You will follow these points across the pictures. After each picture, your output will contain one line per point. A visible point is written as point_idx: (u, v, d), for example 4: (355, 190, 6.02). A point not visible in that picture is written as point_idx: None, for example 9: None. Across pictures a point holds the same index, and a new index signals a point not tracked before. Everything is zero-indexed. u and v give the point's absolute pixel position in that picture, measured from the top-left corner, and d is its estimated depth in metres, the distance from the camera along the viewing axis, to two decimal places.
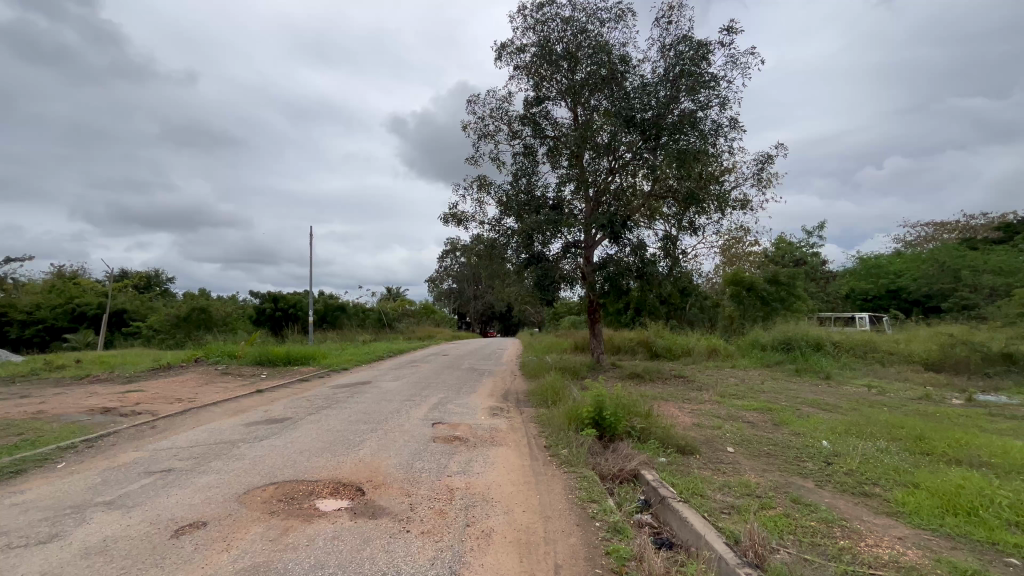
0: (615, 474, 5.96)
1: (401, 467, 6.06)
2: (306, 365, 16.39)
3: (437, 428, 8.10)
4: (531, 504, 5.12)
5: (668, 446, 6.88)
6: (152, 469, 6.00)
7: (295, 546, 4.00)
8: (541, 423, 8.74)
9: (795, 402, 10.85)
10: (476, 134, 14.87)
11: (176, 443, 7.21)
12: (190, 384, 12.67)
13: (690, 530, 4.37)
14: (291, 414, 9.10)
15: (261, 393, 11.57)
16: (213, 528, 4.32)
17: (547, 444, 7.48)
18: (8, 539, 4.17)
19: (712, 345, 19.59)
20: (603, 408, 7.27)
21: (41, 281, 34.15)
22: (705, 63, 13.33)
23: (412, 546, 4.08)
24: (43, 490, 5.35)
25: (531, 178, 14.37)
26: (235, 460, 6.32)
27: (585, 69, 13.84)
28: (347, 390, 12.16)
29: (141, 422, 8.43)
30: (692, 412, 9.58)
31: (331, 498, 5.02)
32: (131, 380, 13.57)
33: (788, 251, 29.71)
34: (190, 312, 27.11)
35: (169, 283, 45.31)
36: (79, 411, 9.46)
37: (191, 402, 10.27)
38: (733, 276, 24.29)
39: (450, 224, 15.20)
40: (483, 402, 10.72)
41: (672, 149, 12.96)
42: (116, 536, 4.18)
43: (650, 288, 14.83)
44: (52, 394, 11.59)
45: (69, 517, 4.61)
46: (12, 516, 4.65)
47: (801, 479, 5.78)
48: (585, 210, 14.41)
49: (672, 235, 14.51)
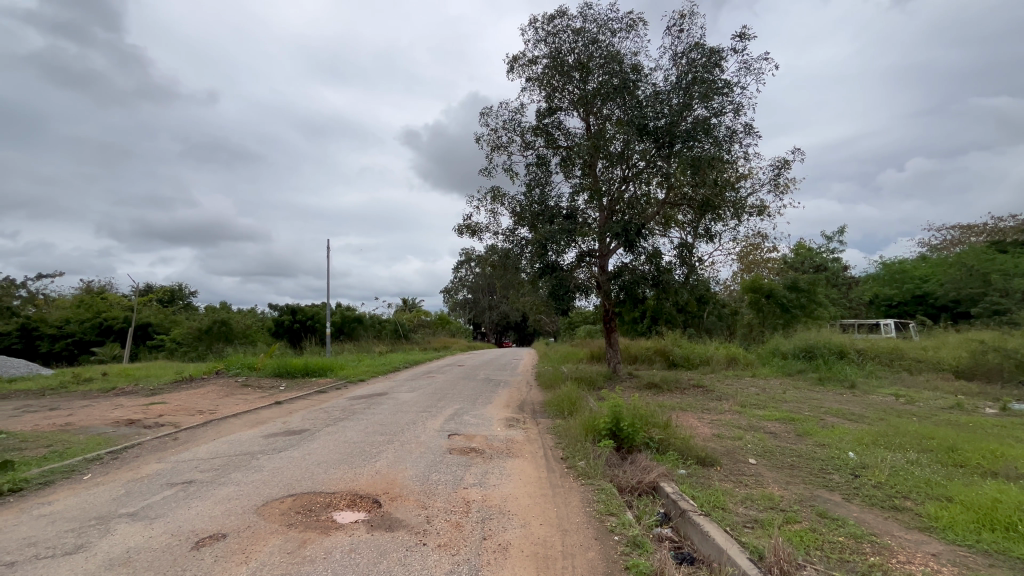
0: (634, 486, 5.87)
1: (417, 479, 6.05)
2: (324, 376, 16.53)
3: (453, 440, 8.08)
4: (548, 517, 5.06)
5: (688, 457, 6.76)
6: (174, 481, 6.09)
7: (313, 559, 4.01)
8: (557, 434, 8.65)
9: (818, 412, 10.51)
10: (489, 146, 14.99)
11: (197, 454, 7.32)
12: (212, 396, 12.87)
13: (712, 545, 4.26)
14: (309, 426, 9.19)
15: (279, 405, 11.72)
16: (232, 540, 4.36)
17: (563, 456, 7.36)
18: (35, 549, 4.27)
19: (731, 354, 19.27)
20: (620, 419, 7.18)
21: (70, 296, 35.16)
22: (718, 69, 13.29)
23: (428, 559, 4.06)
24: (69, 501, 5.47)
25: (544, 188, 14.46)
26: (253, 471, 6.40)
27: (596, 79, 13.85)
28: (364, 401, 12.19)
29: (163, 433, 8.59)
30: (712, 423, 9.37)
31: (348, 510, 5.04)
32: (155, 392, 13.83)
33: (807, 256, 29.38)
34: (211, 324, 27.54)
35: (191, 297, 46.22)
36: (106, 423, 9.66)
37: (211, 415, 10.40)
38: (751, 282, 23.88)
39: (464, 235, 15.32)
40: (499, 413, 10.64)
41: (687, 157, 12.93)
42: (139, 548, 4.24)
43: (666, 296, 14.71)
44: (79, 407, 11.87)
45: (94, 527, 4.71)
46: (41, 526, 4.76)
47: (827, 492, 5.60)
48: (599, 219, 14.36)
49: (688, 243, 14.45)
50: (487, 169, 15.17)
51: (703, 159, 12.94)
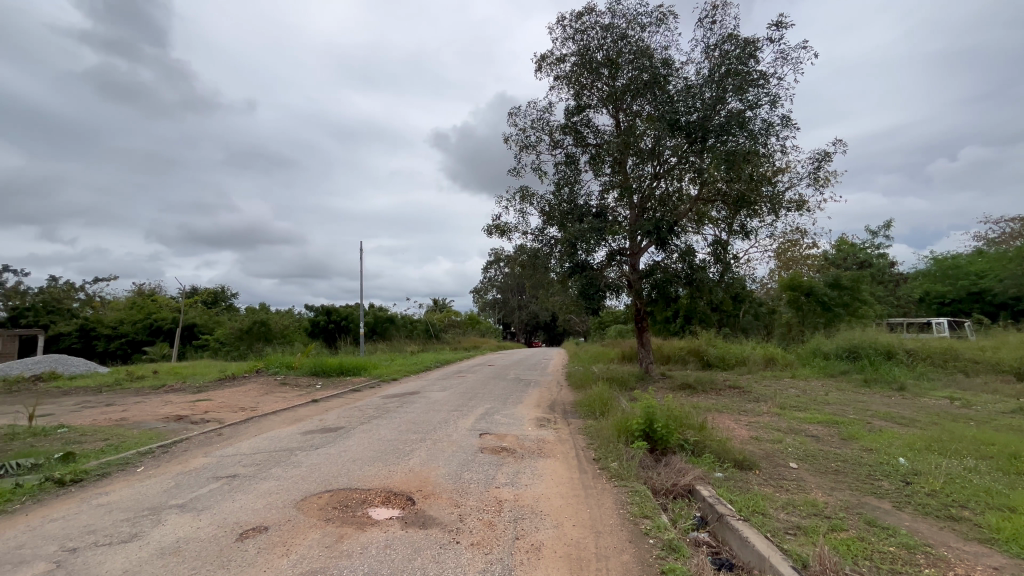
0: (669, 489, 5.75)
1: (450, 477, 6.10)
2: (358, 375, 16.92)
3: (484, 439, 8.13)
4: (581, 518, 5.02)
5: (725, 460, 6.59)
6: (219, 475, 6.36)
7: (350, 553, 4.10)
8: (589, 435, 8.58)
9: (864, 415, 10.04)
10: (518, 146, 15.03)
11: (240, 450, 7.63)
12: (253, 394, 13.38)
13: (752, 552, 4.12)
14: (344, 424, 9.42)
15: (316, 402, 12.08)
16: (274, 533, 4.51)
17: (595, 456, 7.29)
18: (94, 536, 4.53)
19: (769, 354, 18.65)
20: (653, 420, 7.05)
21: (124, 299, 37.27)
22: (753, 60, 12.89)
23: (462, 557, 4.09)
24: (124, 492, 5.79)
25: (573, 187, 14.38)
26: (293, 467, 6.61)
27: (626, 75, 13.63)
28: (397, 400, 12.40)
29: (209, 429, 8.97)
30: (749, 425, 9.09)
31: (383, 507, 5.13)
32: (201, 390, 14.50)
33: (850, 252, 28.16)
34: (252, 325, 28.67)
35: (233, 299, 48.16)
36: (157, 419, 10.19)
37: (252, 411, 10.82)
38: (790, 280, 23.04)
39: (494, 235, 15.38)
40: (530, 413, 10.65)
41: (720, 151, 12.62)
42: (188, 538, 4.44)
43: (700, 295, 14.33)
44: (133, 403, 12.56)
45: (147, 517, 4.97)
46: (99, 515, 5.05)
47: (875, 500, 5.32)
48: (629, 217, 14.15)
49: (723, 240, 14.08)
50: (516, 169, 15.26)
51: (738, 153, 12.58)
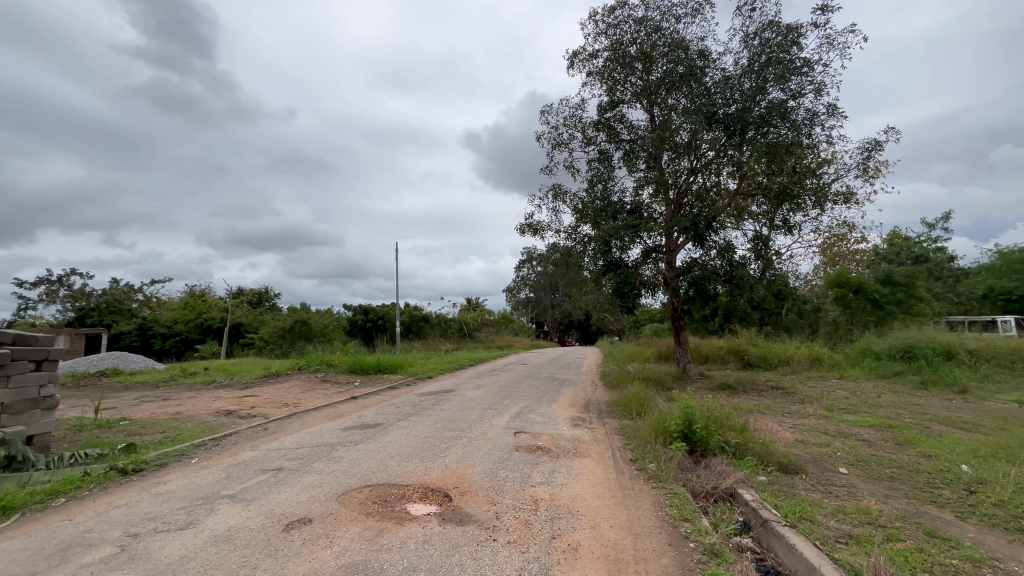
0: (709, 491, 5.60)
1: (486, 475, 6.15)
2: (394, 373, 17.31)
3: (519, 437, 8.14)
4: (618, 519, 4.95)
5: (769, 463, 6.36)
6: (266, 467, 6.64)
7: (390, 547, 4.19)
8: (625, 435, 8.46)
9: (921, 419, 9.46)
10: (550, 144, 14.97)
11: (285, 444, 7.94)
12: (296, 390, 13.91)
13: (799, 559, 3.96)
14: (382, 420, 9.66)
15: (355, 399, 12.44)
16: (317, 524, 4.66)
17: (632, 457, 7.17)
18: (155, 523, 4.82)
19: (815, 354, 17.86)
20: (692, 422, 6.87)
21: (178, 300, 39.50)
22: (796, 48, 12.36)
23: (499, 555, 4.11)
24: (180, 482, 6.13)
25: (607, 184, 14.20)
26: (334, 462, 6.82)
27: (660, 69, 13.34)
28: (433, 398, 12.62)
29: (256, 423, 9.38)
30: (795, 428, 8.73)
31: (420, 503, 5.22)
32: (248, 386, 15.19)
33: (904, 246, 26.60)
34: (294, 324, 29.80)
35: (276, 299, 50.22)
36: (209, 413, 10.75)
37: (295, 407, 11.24)
38: (837, 276, 22.00)
39: (526, 234, 15.38)
40: (564, 412, 10.60)
41: (761, 144, 12.19)
42: (238, 527, 4.66)
43: (740, 293, 13.85)
44: (186, 398, 13.30)
45: (201, 506, 5.24)
46: (158, 503, 5.37)
47: (935, 509, 5.01)
48: (665, 213, 13.85)
49: (764, 236, 13.59)
50: (548, 167, 15.21)
51: (780, 145, 12.11)
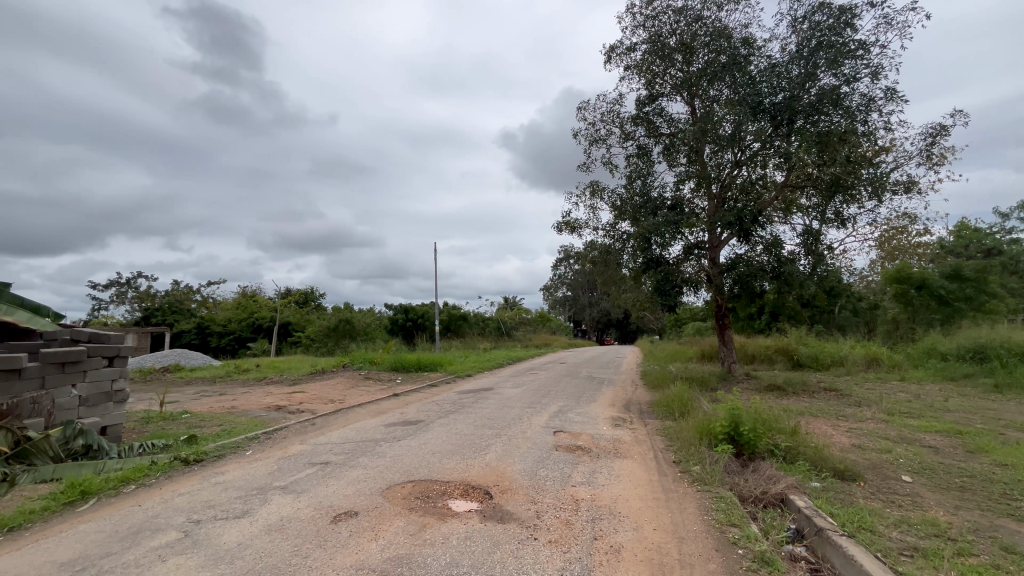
0: (758, 496, 5.38)
1: (526, 474, 6.15)
2: (434, 371, 17.61)
3: (559, 437, 8.10)
4: (662, 522, 4.83)
5: (823, 469, 6.05)
6: (314, 461, 6.90)
7: (433, 543, 4.26)
8: (667, 436, 8.26)
9: (995, 425, 8.74)
10: (587, 140, 14.79)
11: (331, 439, 8.23)
12: (341, 387, 14.40)
13: (858, 571, 3.74)
14: (423, 417, 9.84)
15: (397, 396, 12.74)
16: (363, 518, 4.80)
17: (675, 459, 6.99)
18: (214, 511, 5.11)
19: (872, 354, 16.87)
20: (739, 424, 6.62)
21: (231, 300, 41.73)
22: (850, 30, 11.67)
23: (540, 554, 4.10)
24: (236, 473, 6.47)
25: (646, 179, 13.90)
26: (378, 457, 7.01)
27: (702, 59, 12.89)
28: (472, 395, 12.76)
29: (304, 418, 9.77)
30: (851, 432, 8.26)
31: (462, 500, 5.28)
32: (296, 382, 15.85)
33: (974, 238, 24.60)
34: (338, 323, 30.87)
35: (322, 299, 52.21)
36: (261, 408, 11.30)
37: (340, 404, 11.64)
38: (896, 271, 20.71)
39: (564, 232, 15.27)
40: (604, 412, 10.46)
41: (811, 133, 11.61)
42: (290, 517, 4.87)
43: (789, 290, 13.23)
44: (241, 393, 14.03)
45: (256, 496, 5.51)
46: (217, 492, 5.69)
47: (1013, 524, 4.61)
48: (708, 208, 13.42)
49: (814, 229, 12.94)
50: (585, 164, 14.98)
51: (833, 134, 11.49)
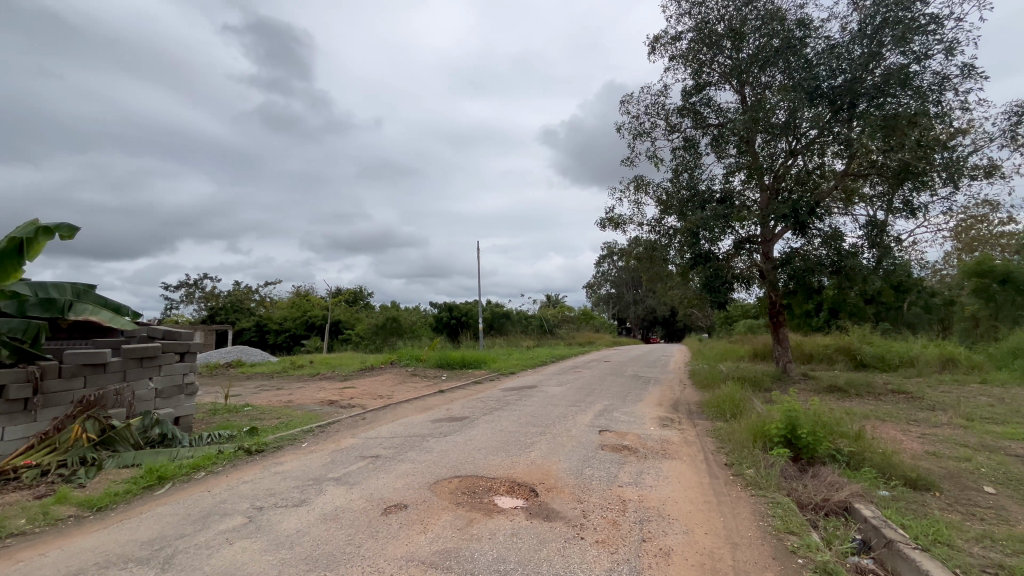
0: (819, 504, 5.09)
1: (571, 472, 6.12)
2: (479, 368, 17.83)
3: (604, 436, 7.99)
4: (714, 527, 4.67)
5: (891, 477, 5.65)
6: (365, 454, 7.16)
7: (480, 538, 4.32)
8: (718, 437, 7.97)
9: None
10: (631, 134, 14.50)
11: (381, 433, 8.51)
12: (389, 383, 14.86)
13: None
14: (468, 414, 9.98)
15: (442, 393, 12.99)
16: (412, 511, 4.93)
17: (727, 461, 6.73)
18: (275, 498, 5.40)
19: (947, 354, 15.55)
20: (797, 426, 6.30)
21: (287, 299, 44.00)
22: (920, 3, 10.79)
23: (587, 554, 4.06)
24: (294, 463, 6.82)
25: (693, 172, 13.46)
26: (425, 452, 7.18)
27: (752, 45, 12.31)
28: (516, 393, 12.83)
29: (355, 413, 10.15)
30: (924, 438, 7.66)
31: (507, 496, 5.32)
32: (347, 378, 16.51)
33: None
34: (386, 321, 31.88)
35: (370, 297, 54.08)
36: (316, 402, 11.84)
37: (389, 399, 12.01)
38: (976, 264, 19.01)
39: (607, 228, 15.05)
40: (651, 411, 10.22)
41: (875, 117, 10.87)
42: (343, 507, 5.07)
43: (851, 286, 12.45)
44: (297, 388, 14.76)
45: (312, 486, 5.78)
46: (277, 481, 6.01)
47: None
48: (760, 200, 12.84)
49: (880, 220, 12.10)
50: (629, 158, 14.77)
51: (900, 117, 10.70)
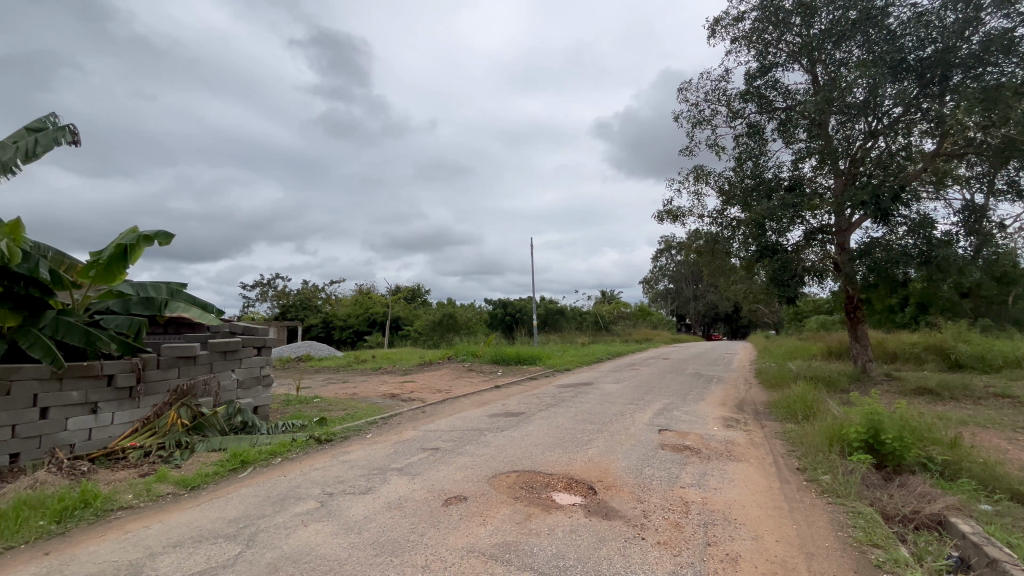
0: (908, 516, 4.67)
1: (631, 471, 6.01)
2: (534, 364, 17.87)
3: (664, 435, 7.76)
4: (786, 535, 4.41)
5: (995, 490, 5.08)
6: (426, 446, 7.40)
7: (539, 533, 4.34)
8: (789, 440, 7.52)
9: None
10: (690, 123, 13.92)
11: (440, 426, 8.75)
12: (447, 378, 15.24)
13: None
14: (524, 409, 10.05)
15: (498, 388, 13.15)
16: (472, 503, 5.04)
17: (800, 466, 6.33)
18: (343, 486, 5.71)
19: None
20: (880, 431, 5.81)
21: (351, 296, 46.19)
22: None
23: (649, 554, 3.97)
24: (360, 453, 7.17)
25: (759, 159, 12.72)
26: (483, 446, 7.30)
27: (825, 19, 11.42)
28: (572, 389, 12.74)
29: (415, 406, 10.51)
30: None
31: (565, 493, 5.31)
32: (407, 372, 17.10)
33: None
34: (443, 317, 32.72)
35: (427, 294, 55.68)
36: (379, 395, 12.37)
37: (447, 393, 12.32)
38: None
39: (665, 221, 14.57)
40: (714, 411, 9.80)
41: (972, 90, 9.78)
42: (406, 497, 5.27)
43: (942, 278, 11.31)
44: (361, 381, 15.49)
45: (377, 475, 6.06)
46: (345, 469, 6.35)
47: None
48: (835, 187, 11.94)
49: (978, 205, 10.91)
50: (688, 148, 14.21)
51: (1003, 87, 9.58)
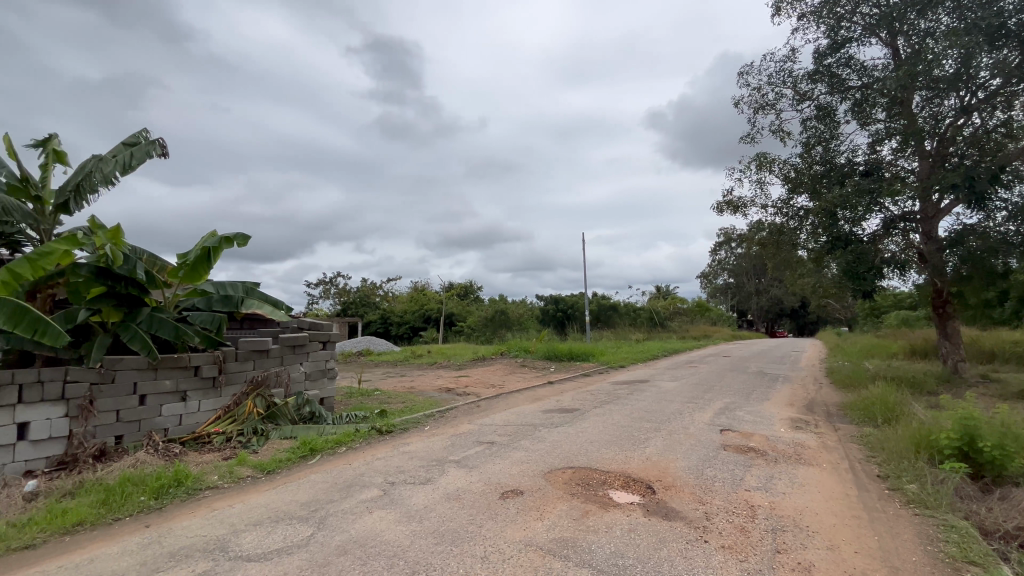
0: (1011, 532, 4.21)
1: (691, 471, 5.82)
2: (587, 360, 17.69)
3: (727, 436, 7.45)
4: (866, 546, 4.10)
5: None
6: (482, 440, 7.53)
7: (597, 530, 4.30)
8: (867, 444, 6.99)
9: None
10: (751, 108, 13.21)
11: (495, 421, 8.88)
12: (501, 373, 15.41)
13: None
14: (579, 406, 9.98)
15: (552, 384, 13.14)
16: (529, 497, 5.08)
17: (880, 472, 5.87)
18: (404, 476, 5.92)
19: None
20: (977, 438, 5.27)
21: (406, 294, 47.73)
22: None
23: (712, 558, 3.84)
24: (419, 444, 7.41)
25: (829, 144, 11.86)
26: (538, 441, 7.33)
27: None
28: (627, 387, 12.49)
29: (471, 401, 10.72)
30: None
31: (623, 491, 5.24)
32: (462, 367, 17.46)
33: None
34: (495, 313, 33.10)
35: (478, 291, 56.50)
36: (435, 389, 12.72)
37: (501, 389, 12.46)
38: None
39: (725, 213, 13.93)
40: (780, 412, 9.28)
41: None
42: (464, 489, 5.39)
43: None
44: (418, 376, 15.99)
45: (436, 467, 6.24)
46: (405, 460, 6.58)
47: None
48: (919, 170, 10.92)
49: None
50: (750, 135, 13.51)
51: None
